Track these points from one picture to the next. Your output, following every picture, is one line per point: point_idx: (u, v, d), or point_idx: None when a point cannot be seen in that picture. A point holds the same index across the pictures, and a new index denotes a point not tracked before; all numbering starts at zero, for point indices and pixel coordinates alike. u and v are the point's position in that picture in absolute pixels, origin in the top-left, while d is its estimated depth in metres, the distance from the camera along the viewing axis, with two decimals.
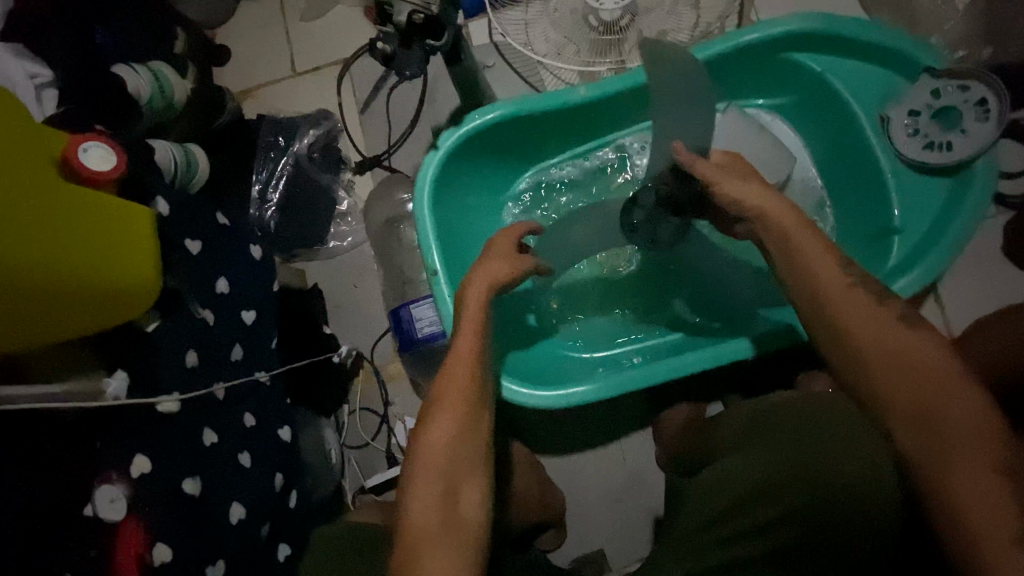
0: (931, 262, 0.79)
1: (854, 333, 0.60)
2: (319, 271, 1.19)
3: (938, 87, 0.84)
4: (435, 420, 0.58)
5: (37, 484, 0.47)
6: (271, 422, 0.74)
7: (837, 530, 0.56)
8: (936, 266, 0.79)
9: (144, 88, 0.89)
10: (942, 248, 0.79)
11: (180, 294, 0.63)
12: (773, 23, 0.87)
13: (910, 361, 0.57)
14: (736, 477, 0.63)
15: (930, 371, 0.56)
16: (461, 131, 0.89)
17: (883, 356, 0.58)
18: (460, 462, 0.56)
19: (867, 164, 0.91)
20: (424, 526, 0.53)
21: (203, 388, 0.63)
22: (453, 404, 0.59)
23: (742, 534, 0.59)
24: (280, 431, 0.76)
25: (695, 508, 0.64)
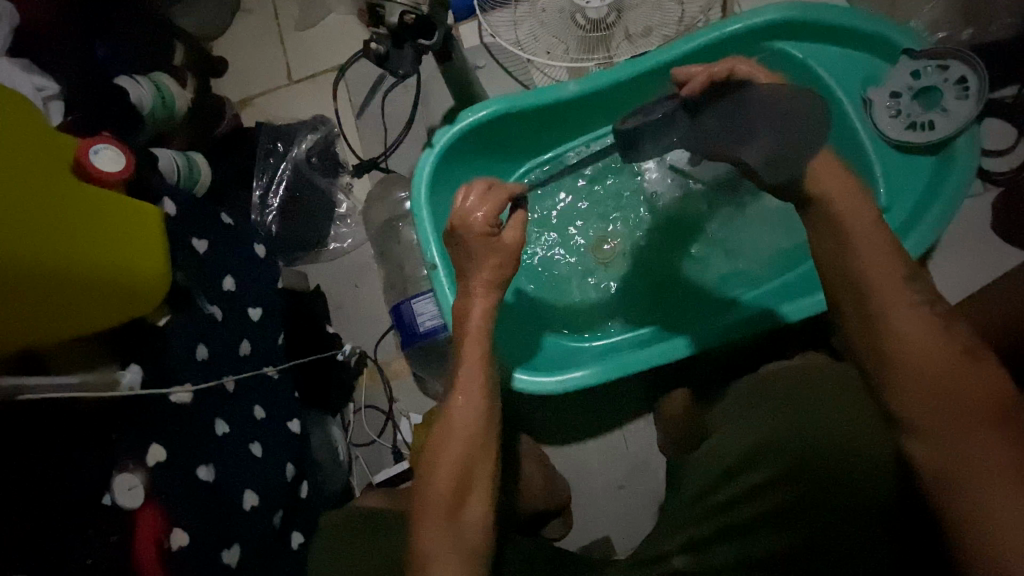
0: (919, 236, 0.80)
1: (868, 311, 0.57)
2: (322, 273, 1.22)
3: (918, 69, 0.87)
4: (443, 448, 0.62)
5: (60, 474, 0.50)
6: (280, 415, 0.76)
7: (834, 495, 0.58)
8: (925, 241, 0.80)
9: (146, 99, 0.92)
10: (927, 224, 0.81)
11: (189, 291, 0.65)
12: (755, 13, 0.89)
13: (937, 360, 0.53)
14: (733, 447, 0.66)
15: (957, 373, 0.53)
16: (455, 128, 0.92)
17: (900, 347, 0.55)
18: (467, 476, 0.62)
19: (852, 147, 0.94)
20: (431, 527, 0.59)
21: (215, 380, 0.65)
22: (456, 438, 0.63)
23: (736, 501, 0.61)
24: (289, 423, 0.78)
25: (696, 478, 0.67)
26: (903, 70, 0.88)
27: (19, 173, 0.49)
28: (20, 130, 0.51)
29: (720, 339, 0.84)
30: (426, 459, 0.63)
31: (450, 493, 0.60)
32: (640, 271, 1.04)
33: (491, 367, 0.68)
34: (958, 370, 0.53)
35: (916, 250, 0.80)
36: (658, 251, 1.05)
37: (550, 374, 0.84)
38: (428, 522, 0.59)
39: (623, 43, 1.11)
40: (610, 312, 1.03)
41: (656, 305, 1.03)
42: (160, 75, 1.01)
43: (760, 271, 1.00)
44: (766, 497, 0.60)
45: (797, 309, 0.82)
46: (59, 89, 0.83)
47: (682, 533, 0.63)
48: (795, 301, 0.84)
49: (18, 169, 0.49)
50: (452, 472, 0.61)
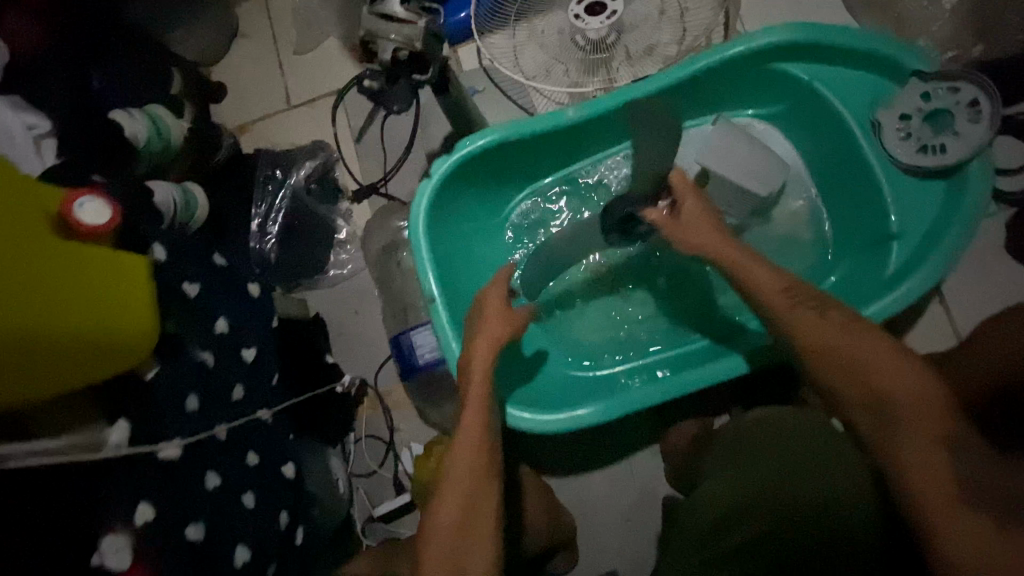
0: (903, 292, 0.78)
1: (831, 348, 0.64)
2: (321, 301, 1.20)
3: (928, 91, 0.84)
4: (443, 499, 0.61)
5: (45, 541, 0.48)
6: (274, 460, 0.74)
7: (815, 550, 0.63)
8: (903, 302, 0.78)
9: (141, 132, 0.91)
10: (922, 273, 0.78)
11: (179, 339, 0.63)
12: (757, 35, 0.87)
13: (887, 390, 0.59)
14: (717, 500, 0.71)
15: (876, 369, 0.61)
16: (453, 158, 0.90)
17: (832, 358, 0.63)
18: (470, 528, 0.60)
19: (859, 170, 0.91)
20: None
21: (205, 431, 0.63)
22: (454, 492, 0.61)
23: (721, 560, 0.66)
24: (284, 468, 0.76)
25: (691, 534, 0.71)
26: (912, 92, 0.85)
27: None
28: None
29: (724, 375, 0.82)
30: (426, 514, 0.61)
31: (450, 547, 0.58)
32: (644, 299, 1.02)
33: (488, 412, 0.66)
34: (904, 397, 0.58)
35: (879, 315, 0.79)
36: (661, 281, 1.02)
37: (555, 411, 0.82)
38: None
39: (623, 66, 1.09)
40: (616, 337, 1.01)
41: (661, 333, 1.00)
42: (157, 106, 1.00)
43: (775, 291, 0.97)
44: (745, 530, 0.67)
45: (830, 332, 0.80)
46: (50, 126, 0.86)
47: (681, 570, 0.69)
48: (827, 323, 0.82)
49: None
50: (454, 532, 0.59)
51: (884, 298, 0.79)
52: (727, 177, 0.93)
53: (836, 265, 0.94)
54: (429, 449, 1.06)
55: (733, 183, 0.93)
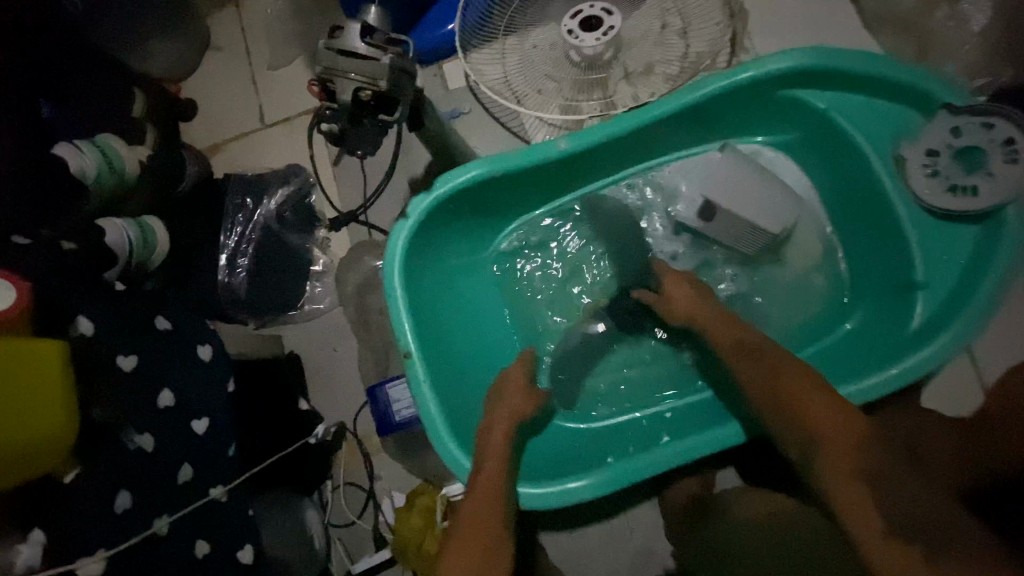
0: (907, 368, 0.72)
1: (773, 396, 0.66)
2: (297, 336, 1.12)
3: (958, 125, 0.75)
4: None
5: None
6: (228, 546, 0.66)
7: None
8: (903, 381, 0.72)
9: (90, 167, 0.85)
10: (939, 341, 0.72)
11: (110, 426, 0.56)
12: (768, 61, 0.79)
13: (808, 424, 0.61)
14: None
15: (816, 410, 0.61)
16: (432, 196, 0.81)
17: (776, 401, 0.65)
18: None
19: (880, 210, 0.82)
20: None
21: (139, 531, 0.56)
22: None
23: None
24: (240, 554, 0.68)
25: None
26: (941, 125, 0.76)
27: None
28: None
29: (727, 443, 0.74)
30: None
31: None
32: (644, 345, 0.93)
33: None
34: (831, 430, 0.59)
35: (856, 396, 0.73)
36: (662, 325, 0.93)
37: (555, 483, 0.76)
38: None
39: (621, 85, 0.99)
40: (621, 384, 0.92)
41: (664, 382, 0.91)
42: (110, 135, 0.93)
43: (787, 334, 0.89)
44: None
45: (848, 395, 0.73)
46: None
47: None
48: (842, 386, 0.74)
49: None
50: None
51: (885, 374, 0.73)
52: (734, 216, 0.84)
53: (850, 311, 0.87)
54: (410, 502, 0.99)
55: (741, 220, 0.85)
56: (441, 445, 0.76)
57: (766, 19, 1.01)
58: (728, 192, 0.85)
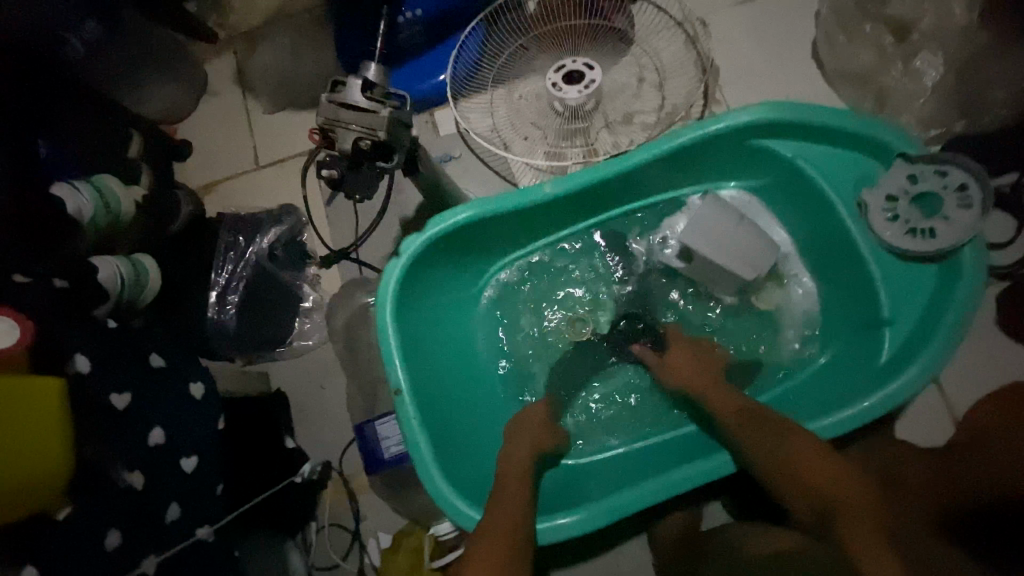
0: (880, 401, 0.76)
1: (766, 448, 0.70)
2: (285, 373, 1.12)
3: (915, 172, 0.81)
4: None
5: None
6: None
7: None
8: (874, 414, 0.76)
9: (86, 208, 0.86)
10: (910, 374, 0.75)
11: (101, 464, 0.56)
12: (738, 113, 0.85)
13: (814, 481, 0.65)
14: None
15: (811, 463, 0.66)
16: (424, 236, 0.84)
17: (771, 465, 0.69)
18: None
19: (848, 250, 0.87)
20: None
21: (129, 570, 0.57)
22: None
23: None
24: None
25: None
26: (898, 173, 0.83)
27: None
28: None
29: (713, 475, 0.76)
30: None
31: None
32: (629, 382, 0.95)
33: None
34: (835, 491, 0.63)
35: (830, 430, 0.77)
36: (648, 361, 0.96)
37: (568, 513, 0.77)
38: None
39: (602, 132, 1.07)
40: (614, 414, 0.94)
41: (649, 415, 0.93)
42: (107, 175, 0.94)
43: (771, 370, 0.92)
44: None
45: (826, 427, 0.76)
46: None
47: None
48: (822, 418, 0.77)
49: None
50: None
51: (859, 407, 0.76)
52: (712, 263, 0.89)
53: (823, 346, 0.91)
54: (396, 541, 0.98)
55: (716, 266, 0.89)
56: (431, 484, 0.76)
57: (736, 74, 1.09)
58: (713, 241, 0.88)
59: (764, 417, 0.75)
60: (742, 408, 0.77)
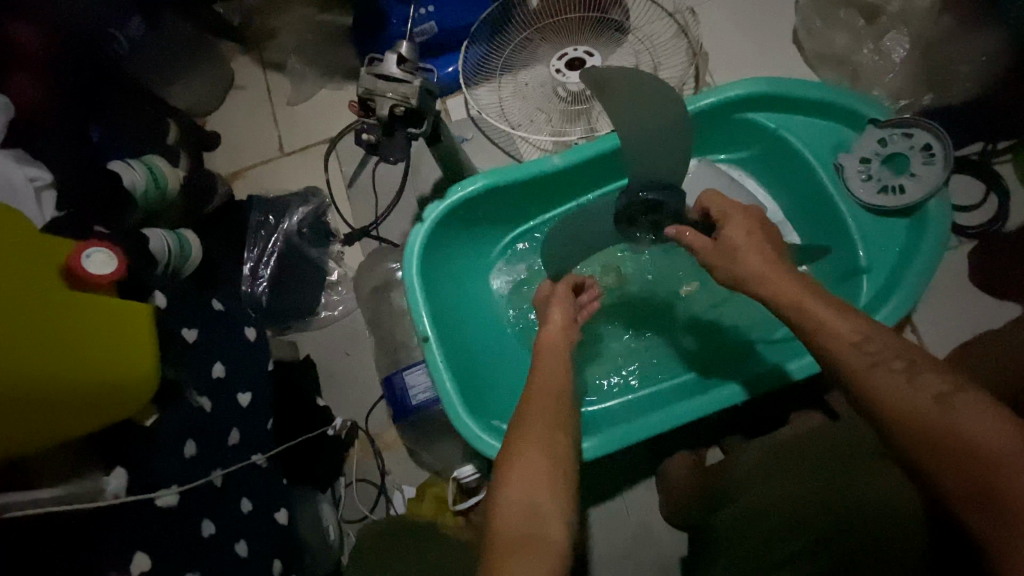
0: (906, 296, 0.83)
1: (927, 424, 0.48)
2: (312, 342, 1.20)
3: (885, 136, 0.91)
4: (500, 494, 0.59)
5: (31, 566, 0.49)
6: (269, 504, 0.77)
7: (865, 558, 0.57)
8: (911, 298, 0.83)
9: (140, 181, 0.95)
10: (900, 297, 0.83)
11: (178, 385, 0.65)
12: (725, 88, 0.94)
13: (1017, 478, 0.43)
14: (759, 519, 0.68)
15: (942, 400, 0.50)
16: (445, 202, 0.93)
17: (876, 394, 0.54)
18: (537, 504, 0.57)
19: (830, 210, 0.96)
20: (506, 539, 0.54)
21: (201, 478, 0.65)
22: (536, 461, 0.61)
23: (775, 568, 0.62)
24: (278, 512, 0.79)
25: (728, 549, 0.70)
26: (870, 138, 0.92)
27: (15, 293, 0.50)
28: (28, 241, 0.54)
29: (711, 408, 0.84)
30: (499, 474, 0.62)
31: (512, 538, 0.53)
32: (629, 337, 1.05)
33: (562, 427, 0.68)
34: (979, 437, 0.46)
35: (891, 318, 0.82)
36: (660, 304, 1.05)
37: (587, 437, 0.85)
38: (512, 562, 0.51)
39: (603, 115, 1.16)
40: (620, 368, 1.03)
41: (650, 370, 1.03)
42: (155, 156, 1.04)
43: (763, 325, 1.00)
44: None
45: (887, 315, 0.82)
46: (52, 178, 0.84)
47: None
48: (880, 311, 0.83)
49: (16, 290, 0.50)
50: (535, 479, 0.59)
51: (897, 297, 0.83)
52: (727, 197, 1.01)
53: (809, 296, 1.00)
54: (421, 491, 1.06)
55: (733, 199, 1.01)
56: (458, 418, 0.84)
57: (723, 59, 1.19)
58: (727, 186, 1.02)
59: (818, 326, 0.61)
60: (856, 346, 0.57)
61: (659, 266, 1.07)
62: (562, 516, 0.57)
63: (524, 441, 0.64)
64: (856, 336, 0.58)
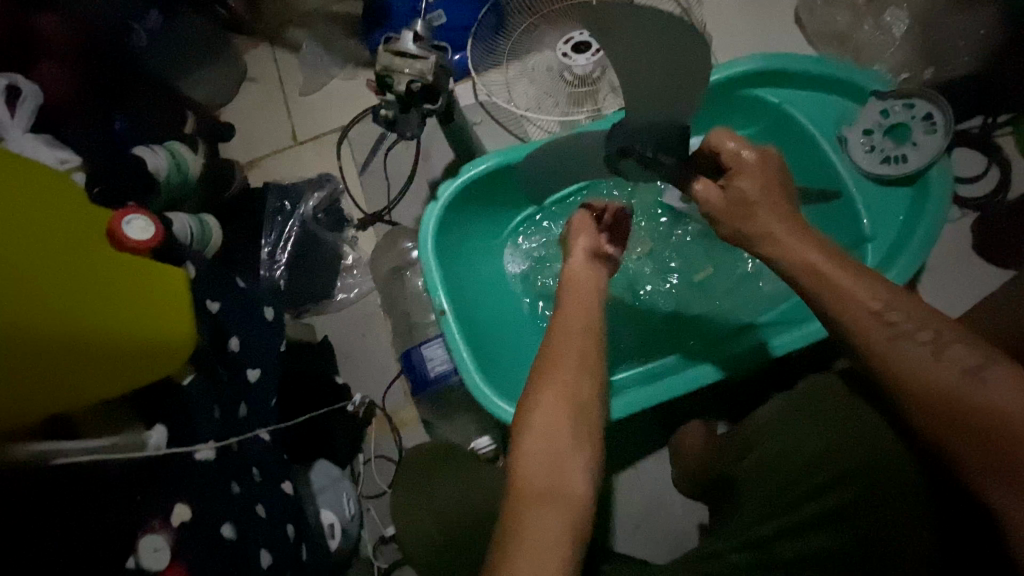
0: (915, 256, 0.84)
1: (947, 397, 0.50)
2: (329, 324, 1.24)
3: (886, 108, 0.94)
4: (524, 445, 0.56)
5: (84, 511, 0.53)
6: (274, 478, 0.79)
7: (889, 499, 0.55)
8: (918, 260, 0.84)
9: (162, 166, 0.97)
10: (908, 258, 0.85)
11: (209, 352, 0.69)
12: (729, 64, 0.96)
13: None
14: (792, 453, 0.65)
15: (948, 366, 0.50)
16: (458, 181, 0.96)
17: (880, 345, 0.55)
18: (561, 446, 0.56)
19: (834, 183, 0.99)
20: (527, 488, 0.53)
21: (229, 438, 0.69)
22: (561, 407, 0.59)
23: (804, 500, 0.60)
24: (283, 486, 0.81)
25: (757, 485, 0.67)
26: (872, 110, 0.95)
27: (66, 256, 0.54)
28: (74, 212, 0.58)
29: (708, 377, 0.87)
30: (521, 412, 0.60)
31: (533, 490, 0.52)
32: (633, 310, 1.07)
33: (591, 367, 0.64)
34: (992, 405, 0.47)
35: (902, 278, 0.84)
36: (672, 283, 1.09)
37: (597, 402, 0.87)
38: (537, 514, 0.50)
39: (608, 96, 1.19)
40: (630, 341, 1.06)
41: (658, 343, 1.05)
42: (176, 143, 1.07)
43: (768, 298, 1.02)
44: (824, 537, 0.58)
45: (898, 274, 0.84)
46: (81, 161, 0.84)
47: (743, 534, 0.63)
48: (891, 270, 0.85)
49: (68, 253, 0.54)
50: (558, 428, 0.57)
51: (905, 259, 0.85)
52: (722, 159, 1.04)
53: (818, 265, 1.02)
54: None
55: None
56: (475, 385, 0.87)
57: (726, 40, 1.21)
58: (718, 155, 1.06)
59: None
60: (877, 316, 0.56)
61: (664, 246, 1.10)
62: (584, 464, 0.55)
63: (548, 387, 0.61)
64: (876, 304, 0.56)
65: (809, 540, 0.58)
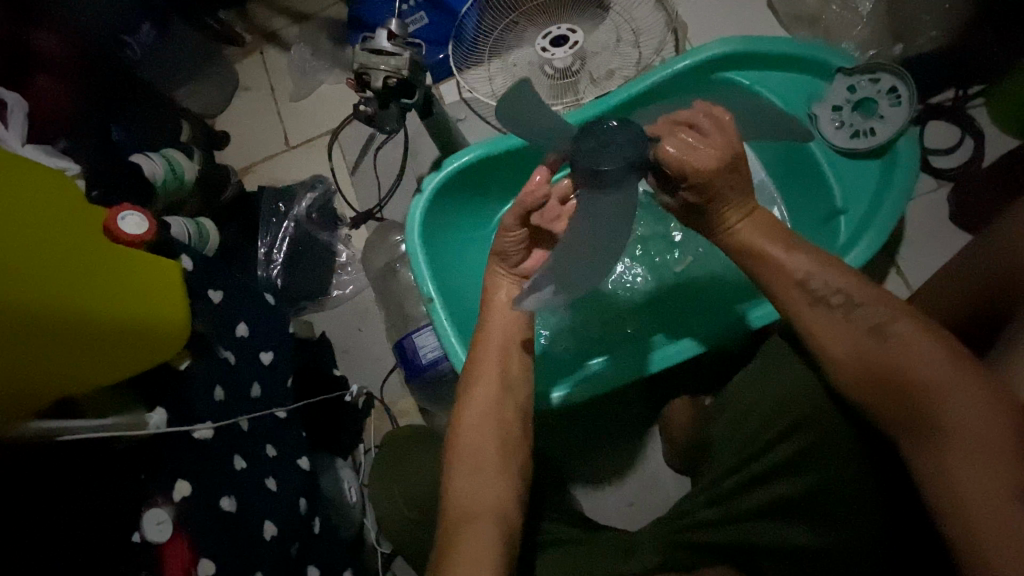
0: (874, 235, 0.86)
1: (868, 364, 0.55)
2: (327, 321, 1.27)
3: (853, 83, 0.96)
4: (453, 467, 0.63)
5: (90, 484, 0.57)
6: (289, 455, 0.85)
7: (832, 439, 0.61)
8: (880, 236, 0.86)
9: (158, 171, 1.02)
10: (869, 236, 0.87)
11: (207, 338, 0.74)
12: (700, 49, 0.98)
13: (946, 399, 0.50)
14: (751, 410, 0.69)
15: (893, 342, 0.54)
16: (442, 172, 0.99)
17: (840, 295, 0.60)
18: (483, 460, 0.62)
19: (807, 160, 1.02)
20: (459, 511, 0.59)
21: (230, 418, 0.74)
22: (483, 419, 0.65)
23: (760, 453, 0.66)
24: (299, 461, 0.87)
25: (726, 441, 0.71)
26: (840, 86, 0.97)
27: (70, 250, 0.58)
28: (77, 209, 0.63)
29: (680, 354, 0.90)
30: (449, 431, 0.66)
31: (463, 511, 0.59)
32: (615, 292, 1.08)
33: (512, 374, 0.70)
34: (917, 372, 0.52)
35: (860, 258, 0.86)
36: (659, 262, 1.09)
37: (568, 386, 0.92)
38: (466, 535, 0.56)
39: (589, 87, 1.21)
40: (612, 322, 1.06)
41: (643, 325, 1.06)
42: (172, 150, 1.11)
43: (734, 279, 1.02)
44: (785, 483, 0.64)
45: (856, 257, 0.85)
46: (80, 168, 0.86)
47: (712, 487, 0.69)
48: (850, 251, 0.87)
49: (69, 247, 0.59)
50: (481, 448, 0.63)
51: (867, 236, 0.87)
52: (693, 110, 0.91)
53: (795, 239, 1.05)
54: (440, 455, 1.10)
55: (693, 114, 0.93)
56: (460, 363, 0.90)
57: (700, 27, 1.24)
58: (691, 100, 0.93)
59: (793, 246, 0.65)
60: (800, 285, 0.62)
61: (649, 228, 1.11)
62: (503, 473, 0.62)
63: (472, 405, 0.66)
64: (800, 276, 0.62)
65: (772, 488, 0.65)
